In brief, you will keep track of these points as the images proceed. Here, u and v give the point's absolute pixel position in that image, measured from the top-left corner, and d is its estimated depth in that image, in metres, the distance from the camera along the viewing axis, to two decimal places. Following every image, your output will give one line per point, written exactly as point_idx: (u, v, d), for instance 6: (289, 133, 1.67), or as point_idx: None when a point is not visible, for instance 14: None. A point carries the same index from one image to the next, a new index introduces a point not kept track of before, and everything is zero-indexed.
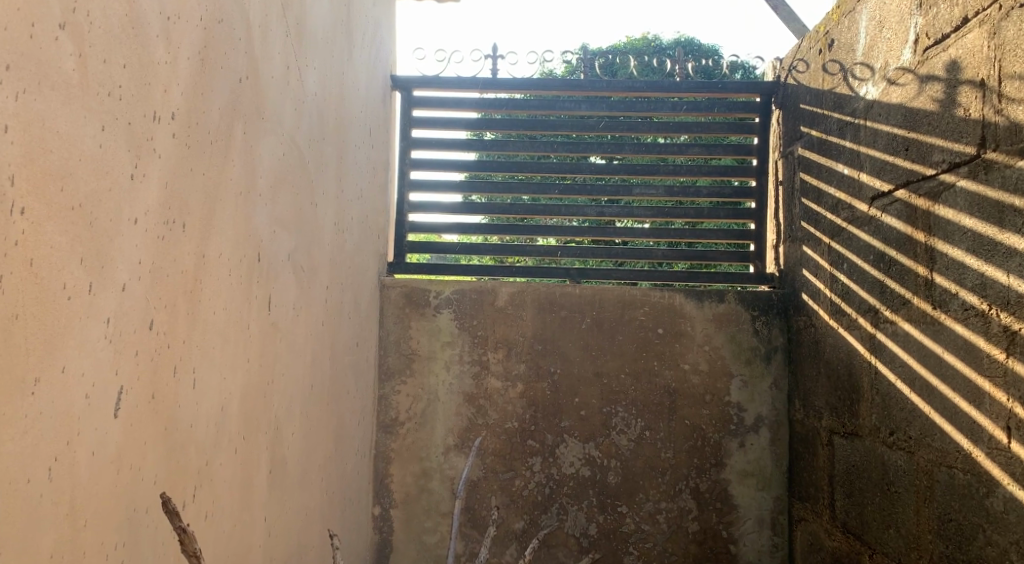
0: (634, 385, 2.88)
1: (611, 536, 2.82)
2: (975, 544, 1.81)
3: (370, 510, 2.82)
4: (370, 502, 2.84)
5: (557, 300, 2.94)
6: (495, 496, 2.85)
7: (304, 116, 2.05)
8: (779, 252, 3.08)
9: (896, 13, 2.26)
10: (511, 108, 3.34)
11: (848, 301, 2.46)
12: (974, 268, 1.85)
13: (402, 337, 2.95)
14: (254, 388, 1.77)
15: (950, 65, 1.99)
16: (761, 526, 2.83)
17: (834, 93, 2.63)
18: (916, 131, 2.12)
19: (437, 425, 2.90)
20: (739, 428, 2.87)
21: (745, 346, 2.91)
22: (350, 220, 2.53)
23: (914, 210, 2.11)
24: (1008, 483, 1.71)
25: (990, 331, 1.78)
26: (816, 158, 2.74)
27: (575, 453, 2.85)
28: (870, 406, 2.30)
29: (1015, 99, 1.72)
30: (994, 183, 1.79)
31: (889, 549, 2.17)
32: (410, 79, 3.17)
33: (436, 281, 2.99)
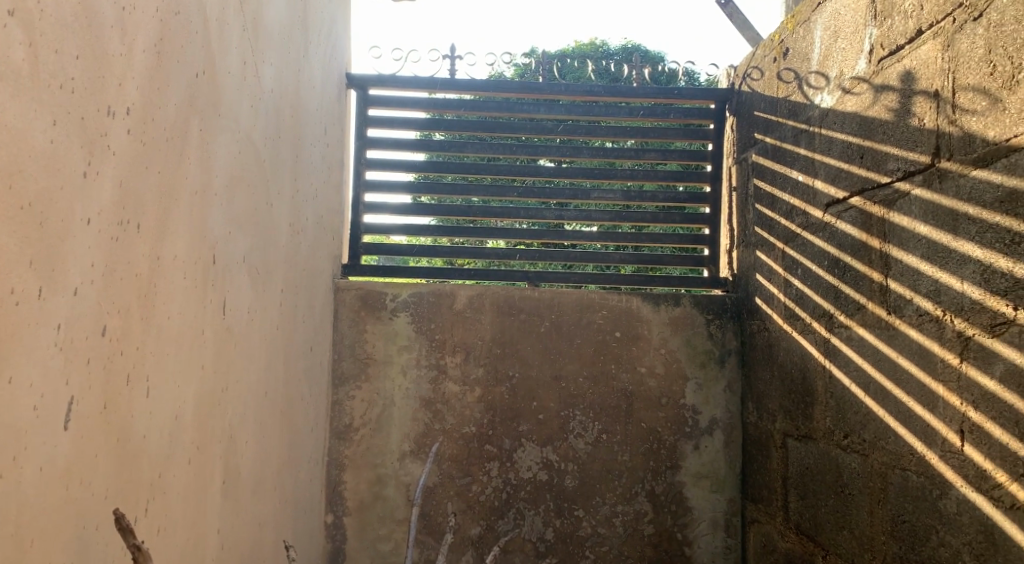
0: (592, 388, 2.87)
1: (568, 540, 2.81)
2: (928, 544, 1.85)
3: (322, 518, 2.76)
4: (323, 510, 2.78)
5: (516, 303, 2.92)
6: (451, 502, 2.81)
7: (261, 114, 1.99)
8: (732, 257, 3.12)
9: (851, 23, 2.30)
10: (467, 109, 3.31)
11: (802, 305, 2.50)
12: (928, 274, 1.89)
13: (357, 341, 2.89)
14: (208, 396, 1.70)
15: (904, 75, 2.03)
16: (715, 529, 2.85)
17: (788, 101, 2.67)
18: (871, 139, 2.15)
19: (393, 431, 2.85)
20: (694, 431, 2.89)
21: (701, 350, 2.93)
22: (305, 220, 2.47)
23: (869, 217, 2.15)
24: (962, 485, 1.75)
25: (944, 336, 1.82)
26: (770, 165, 2.78)
27: (533, 457, 2.83)
28: (824, 409, 2.33)
29: (969, 110, 1.78)
30: (948, 192, 1.83)
31: (842, 550, 2.20)
32: (366, 78, 3.12)
33: (392, 284, 2.94)
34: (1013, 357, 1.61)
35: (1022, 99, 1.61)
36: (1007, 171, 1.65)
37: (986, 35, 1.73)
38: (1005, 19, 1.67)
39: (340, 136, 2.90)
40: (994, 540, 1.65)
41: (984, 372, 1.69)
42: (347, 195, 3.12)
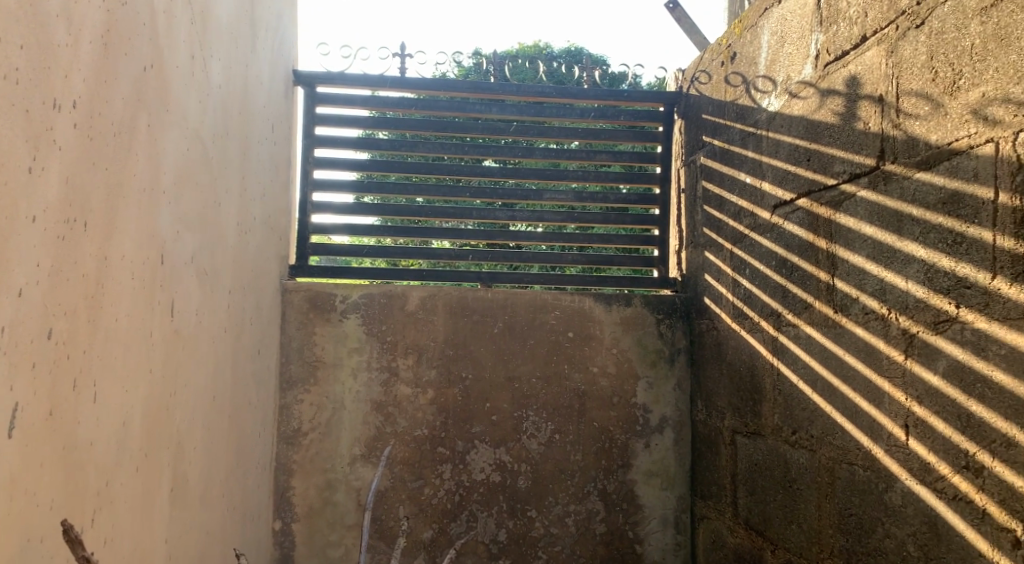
0: (545, 389, 2.88)
1: (520, 541, 2.81)
2: (874, 536, 1.90)
3: (269, 525, 2.70)
4: (271, 516, 2.71)
5: (469, 304, 2.90)
6: (403, 505, 2.78)
7: (209, 111, 1.93)
8: (682, 258, 3.16)
9: (797, 29, 2.36)
10: (418, 109, 3.28)
11: (750, 304, 2.54)
12: (873, 273, 1.94)
13: (306, 344, 2.83)
14: (156, 401, 1.64)
15: (850, 80, 2.08)
16: (665, 526, 2.89)
17: (736, 104, 2.72)
18: (817, 142, 2.21)
19: (343, 434, 2.80)
20: (645, 429, 2.91)
21: (651, 349, 2.96)
22: (253, 220, 2.41)
23: (815, 218, 2.20)
24: (906, 478, 1.80)
25: (890, 333, 1.87)
26: (718, 167, 2.83)
27: (486, 458, 2.82)
28: (772, 406, 2.38)
29: (912, 115, 1.84)
30: (893, 193, 1.89)
31: (790, 544, 2.24)
32: (314, 75, 3.05)
33: (342, 285, 2.89)
34: (955, 352, 1.66)
35: (963, 104, 1.68)
36: (949, 173, 1.71)
37: (928, 42, 1.80)
38: (947, 27, 1.73)
39: (287, 135, 2.84)
40: (937, 530, 1.70)
41: (928, 368, 1.74)
42: (294, 194, 3.05)
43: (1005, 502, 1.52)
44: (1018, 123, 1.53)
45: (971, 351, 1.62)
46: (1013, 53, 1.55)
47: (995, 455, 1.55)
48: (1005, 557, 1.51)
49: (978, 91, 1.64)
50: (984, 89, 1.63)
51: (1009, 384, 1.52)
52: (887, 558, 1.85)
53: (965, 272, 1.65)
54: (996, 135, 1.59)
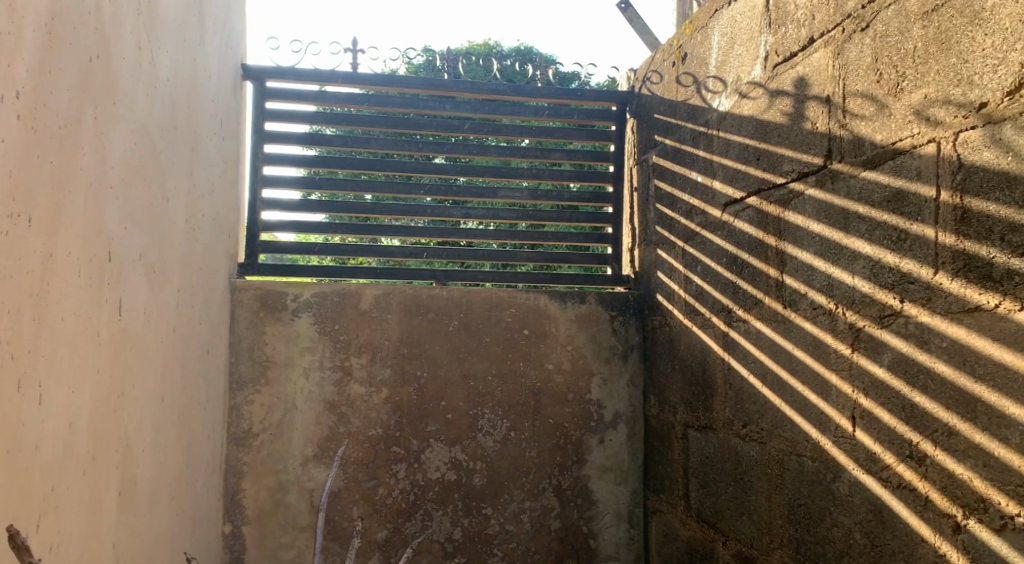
0: (500, 386, 2.88)
1: (475, 539, 2.80)
2: (823, 525, 1.93)
3: (219, 528, 2.64)
4: (220, 520, 2.66)
5: (423, 302, 2.87)
6: (357, 506, 2.75)
7: (156, 104, 1.88)
8: (635, 255, 3.19)
9: (747, 30, 2.40)
10: (370, 105, 3.25)
11: (701, 301, 2.59)
12: (821, 269, 1.99)
13: (256, 344, 2.78)
14: (104, 402, 1.60)
15: (798, 81, 2.13)
16: (619, 521, 2.91)
17: (687, 104, 2.76)
18: (766, 142, 2.25)
19: (295, 435, 2.76)
20: (599, 425, 2.94)
21: (605, 346, 2.98)
22: (201, 217, 2.35)
23: (765, 216, 2.25)
24: (854, 468, 1.84)
25: (837, 328, 1.92)
26: (670, 165, 2.87)
27: (441, 457, 2.81)
28: (723, 400, 2.42)
29: (858, 115, 1.89)
30: (840, 192, 1.94)
31: (741, 535, 2.28)
32: (263, 69, 2.99)
33: (294, 284, 2.84)
34: (900, 345, 1.72)
35: (906, 105, 1.73)
36: (894, 172, 1.76)
37: (873, 45, 1.85)
38: (891, 31, 1.79)
39: (236, 130, 2.78)
40: (882, 517, 1.74)
41: (874, 361, 1.80)
42: (243, 191, 2.99)
43: (947, 488, 1.58)
44: (959, 124, 1.59)
45: (914, 344, 1.68)
46: (954, 57, 1.61)
47: (937, 443, 1.61)
48: (947, 541, 1.57)
49: (920, 92, 1.70)
50: (927, 90, 1.68)
51: (951, 375, 1.58)
52: (834, 546, 1.89)
53: (908, 268, 1.70)
54: (937, 135, 1.65)
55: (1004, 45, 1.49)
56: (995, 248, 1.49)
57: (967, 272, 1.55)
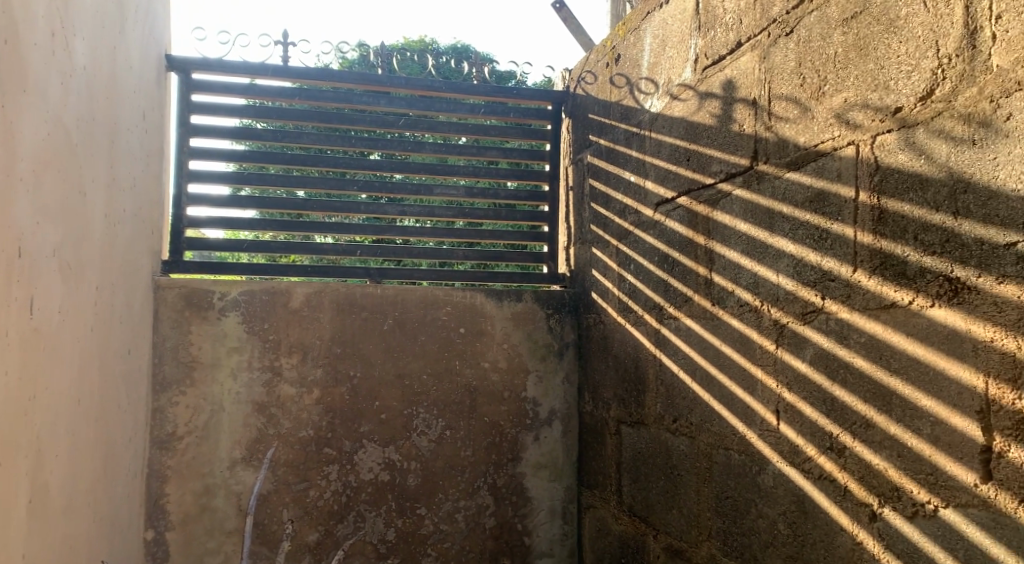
0: (435, 385, 2.86)
1: (409, 539, 2.79)
2: (749, 517, 1.98)
3: (140, 535, 2.56)
4: (142, 526, 2.58)
5: (356, 301, 2.83)
6: (287, 509, 2.71)
7: (71, 93, 1.81)
8: (570, 254, 3.21)
9: (677, 33, 2.45)
10: (301, 99, 3.19)
11: (634, 298, 2.62)
12: (748, 267, 2.04)
13: (181, 343, 2.70)
14: (13, 405, 1.53)
15: (726, 84, 2.18)
16: (553, 517, 2.94)
17: (620, 105, 2.79)
18: (696, 143, 2.30)
19: (222, 438, 2.70)
20: (534, 422, 2.95)
21: (540, 344, 3.00)
22: (122, 212, 2.28)
23: (695, 215, 2.29)
24: (778, 460, 1.89)
25: (763, 324, 1.97)
26: (604, 165, 2.90)
27: (374, 457, 2.78)
28: (655, 396, 2.45)
29: (783, 118, 1.94)
30: (766, 192, 1.99)
31: (671, 528, 2.31)
32: (189, 60, 2.90)
33: (221, 281, 2.77)
34: (821, 341, 1.77)
35: (828, 109, 1.79)
36: (816, 174, 1.82)
37: (796, 50, 1.91)
38: (814, 37, 1.85)
39: (159, 123, 2.70)
40: (805, 508, 1.80)
41: (797, 356, 1.85)
42: (167, 186, 2.89)
43: (864, 479, 1.63)
44: (876, 128, 1.66)
45: (834, 340, 1.74)
46: (872, 63, 1.67)
47: (855, 435, 1.66)
48: (864, 529, 1.63)
49: (840, 96, 1.76)
50: (847, 95, 1.74)
51: (868, 369, 1.64)
52: (760, 537, 1.93)
53: (829, 266, 1.76)
54: (856, 138, 1.71)
55: (917, 52, 1.56)
56: (909, 247, 1.55)
57: (883, 270, 1.61)
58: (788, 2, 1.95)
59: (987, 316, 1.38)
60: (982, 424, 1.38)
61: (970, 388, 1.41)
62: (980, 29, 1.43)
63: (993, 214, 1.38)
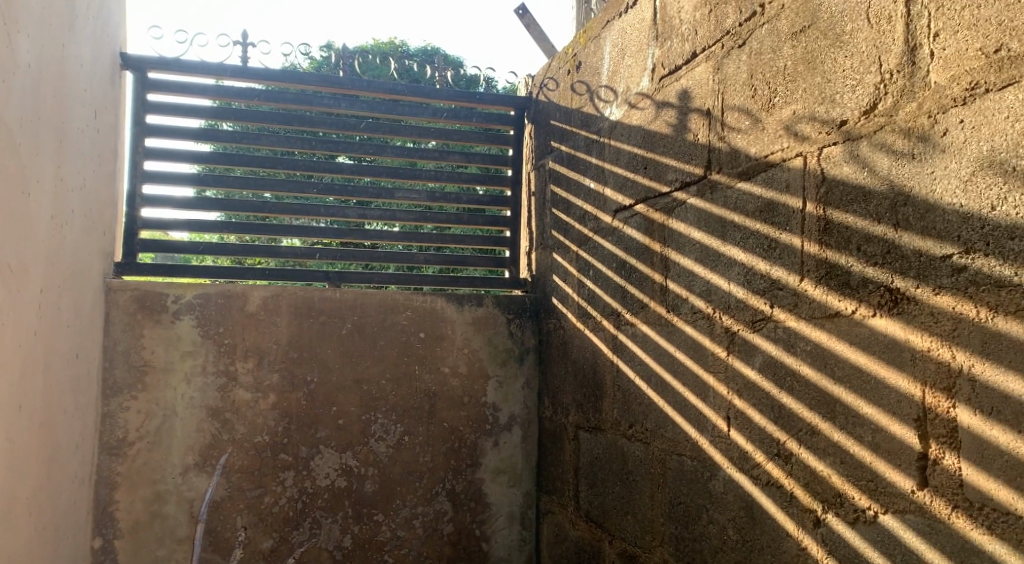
0: (394, 390, 2.86)
1: (366, 546, 2.78)
2: (700, 523, 2.00)
3: (87, 543, 2.53)
4: (89, 534, 2.55)
5: (314, 305, 2.82)
6: (241, 515, 2.69)
7: (14, 91, 1.78)
8: (531, 259, 3.22)
9: (636, 42, 2.47)
10: (260, 100, 3.16)
11: (593, 304, 2.64)
12: (702, 275, 2.07)
13: (133, 347, 2.67)
14: None
15: (681, 93, 2.21)
16: (511, 523, 2.95)
17: (581, 112, 2.82)
18: (653, 151, 2.32)
19: (174, 443, 2.67)
20: (494, 427, 2.96)
21: (501, 349, 3.01)
22: (70, 214, 2.24)
23: (652, 223, 2.32)
24: (728, 466, 1.92)
25: (715, 332, 2.00)
26: (565, 172, 2.92)
27: (331, 464, 2.77)
28: (612, 401, 2.47)
29: (735, 129, 1.97)
30: (718, 202, 2.02)
31: (626, 533, 2.33)
32: (144, 59, 2.87)
33: (175, 284, 2.74)
34: (769, 349, 1.80)
35: (778, 120, 1.82)
36: (765, 184, 1.85)
37: (748, 61, 1.94)
38: (765, 49, 1.88)
39: (111, 123, 2.66)
40: (753, 514, 1.82)
41: (746, 363, 1.88)
42: (120, 186, 2.85)
43: (809, 485, 1.66)
44: (822, 140, 1.69)
45: (782, 348, 1.76)
46: (819, 76, 1.71)
47: (801, 442, 1.69)
48: (808, 535, 1.66)
49: (790, 108, 1.79)
50: (795, 106, 1.77)
51: (814, 377, 1.67)
52: (710, 542, 1.96)
53: (778, 275, 1.79)
54: (804, 150, 1.74)
55: (861, 67, 1.59)
56: (853, 258, 1.58)
57: (828, 280, 1.64)
58: (740, 14, 1.98)
59: (925, 327, 1.41)
60: (919, 432, 1.41)
61: (909, 396, 1.44)
62: (919, 46, 1.47)
63: (931, 227, 1.41)
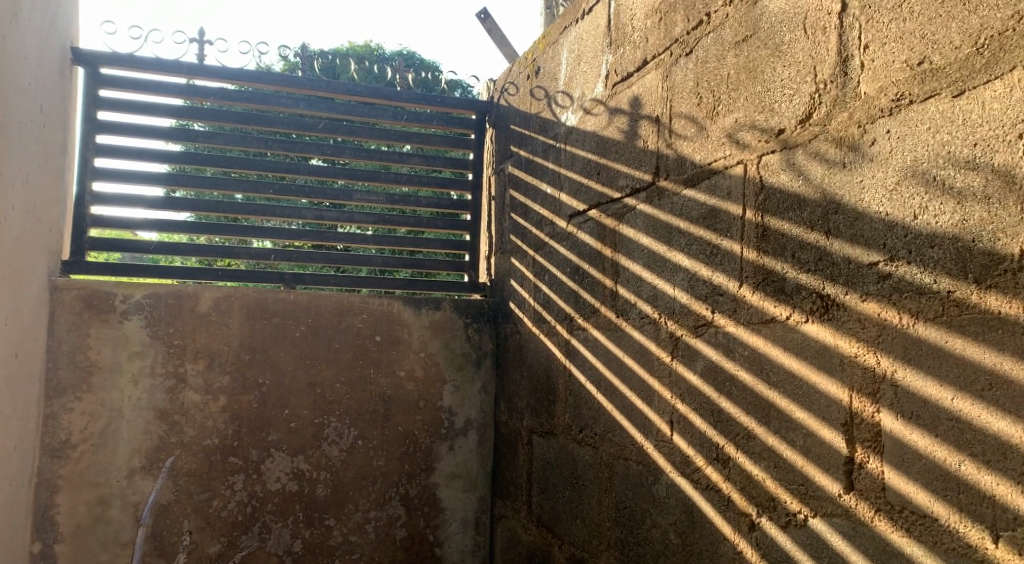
0: (349, 394, 2.85)
1: (316, 551, 2.77)
2: (643, 527, 2.02)
3: (26, 547, 2.49)
4: (28, 538, 2.51)
5: (268, 306, 2.81)
6: (188, 519, 2.67)
7: None
8: (490, 263, 3.23)
9: (592, 48, 2.49)
10: (218, 99, 3.13)
11: (547, 309, 2.65)
12: (649, 280, 2.08)
13: (79, 347, 2.64)
14: None
15: (633, 100, 2.23)
16: (466, 528, 2.95)
17: (539, 117, 2.83)
18: (606, 157, 2.34)
19: (120, 446, 2.64)
20: (450, 432, 2.96)
21: (458, 353, 3.01)
22: (11, 210, 2.21)
23: (604, 228, 2.33)
24: (670, 471, 1.93)
25: (660, 336, 2.01)
26: (524, 176, 2.93)
27: (282, 467, 2.76)
28: (564, 405, 2.48)
29: (682, 136, 1.99)
30: (665, 208, 2.04)
31: (574, 538, 2.35)
32: (96, 54, 2.85)
33: (124, 284, 2.71)
34: (710, 354, 1.82)
35: (721, 128, 1.84)
36: (709, 191, 1.87)
37: (695, 69, 1.97)
38: (710, 58, 1.91)
39: (58, 118, 2.63)
40: (692, 518, 1.84)
41: (689, 368, 1.90)
42: (69, 183, 2.82)
43: (744, 489, 1.68)
44: (762, 148, 1.71)
45: (721, 353, 1.78)
46: (759, 85, 1.73)
47: (738, 447, 1.71)
48: (743, 539, 1.67)
49: (732, 116, 1.81)
50: (737, 115, 1.80)
51: (751, 382, 1.69)
52: (652, 546, 1.97)
53: (719, 281, 1.81)
54: (745, 158, 1.76)
55: (798, 77, 1.62)
56: (788, 264, 1.60)
57: (765, 286, 1.66)
58: (688, 22, 2.00)
59: (853, 333, 1.43)
60: (847, 436, 1.43)
61: (837, 401, 1.46)
62: (850, 58, 1.49)
63: (859, 234, 1.43)
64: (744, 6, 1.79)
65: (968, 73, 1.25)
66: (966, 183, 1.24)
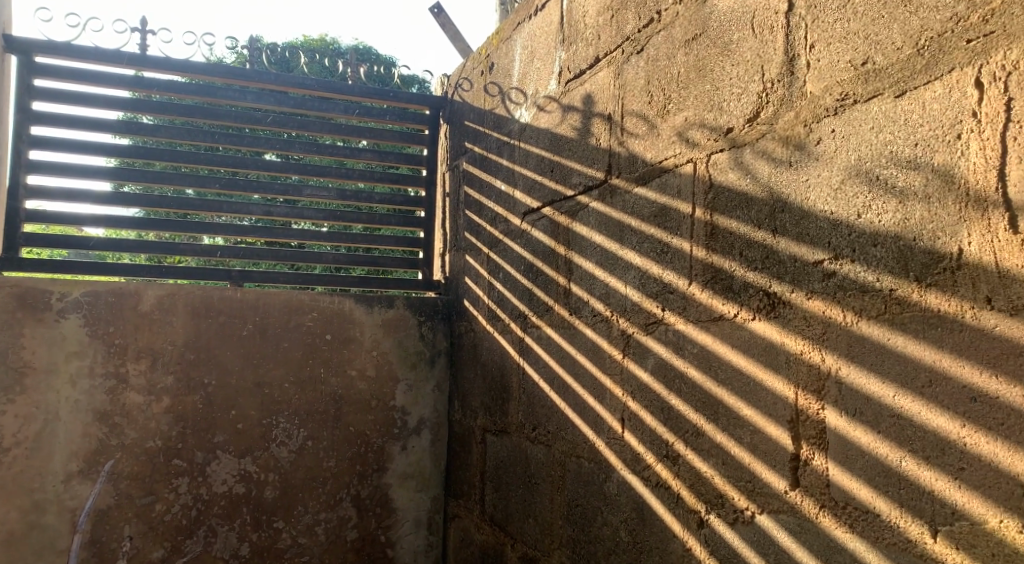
0: (298, 393, 2.80)
1: (264, 554, 2.72)
2: (594, 525, 2.02)
3: None
4: None
5: (214, 305, 2.75)
6: (129, 524, 2.60)
7: None
8: (445, 260, 3.20)
9: (545, 45, 2.48)
10: (163, 90, 3.04)
11: (501, 306, 2.64)
12: (601, 278, 2.08)
13: (12, 347, 2.54)
14: None
15: (585, 98, 2.22)
16: (418, 528, 2.93)
17: (493, 114, 2.81)
18: (559, 155, 2.33)
19: (56, 449, 2.56)
20: (402, 431, 2.93)
21: (411, 351, 2.98)
22: None
23: (557, 226, 2.32)
24: (621, 469, 1.93)
25: (612, 334, 2.01)
26: (478, 173, 2.91)
27: (229, 469, 2.70)
28: (517, 404, 2.47)
29: (633, 133, 1.99)
30: (617, 206, 2.03)
31: (527, 537, 2.34)
32: (32, 43, 2.75)
33: (61, 281, 2.62)
34: (660, 352, 1.82)
35: (671, 127, 1.84)
36: (659, 189, 1.87)
37: (646, 67, 1.96)
38: (660, 56, 1.91)
39: None
40: (643, 516, 1.84)
41: (640, 365, 1.90)
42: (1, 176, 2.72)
43: (693, 486, 1.69)
44: (711, 147, 1.71)
45: (671, 350, 1.79)
46: (709, 84, 1.74)
47: (687, 444, 1.72)
48: (692, 536, 1.68)
49: (682, 115, 1.82)
50: (687, 114, 1.80)
51: (700, 379, 1.69)
52: (603, 544, 1.98)
53: (669, 279, 1.81)
54: (694, 157, 1.76)
55: (746, 76, 1.62)
56: (735, 262, 1.61)
57: (713, 284, 1.67)
58: (639, 20, 2.00)
59: (799, 330, 1.44)
60: (792, 433, 1.44)
61: (783, 398, 1.47)
62: (797, 57, 1.50)
63: (805, 233, 1.44)
64: (694, 4, 1.80)
65: (909, 74, 1.27)
66: (907, 183, 1.26)
